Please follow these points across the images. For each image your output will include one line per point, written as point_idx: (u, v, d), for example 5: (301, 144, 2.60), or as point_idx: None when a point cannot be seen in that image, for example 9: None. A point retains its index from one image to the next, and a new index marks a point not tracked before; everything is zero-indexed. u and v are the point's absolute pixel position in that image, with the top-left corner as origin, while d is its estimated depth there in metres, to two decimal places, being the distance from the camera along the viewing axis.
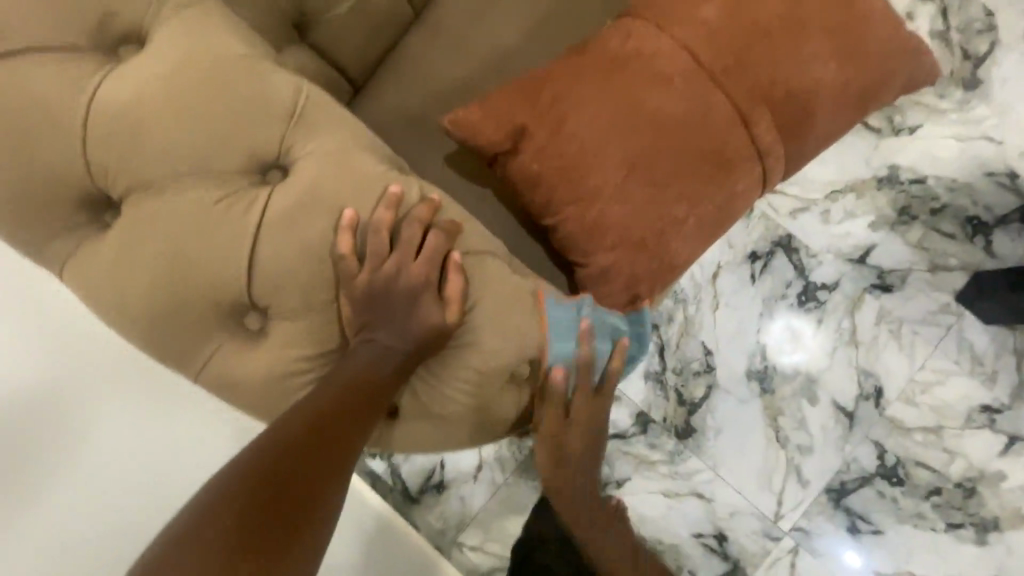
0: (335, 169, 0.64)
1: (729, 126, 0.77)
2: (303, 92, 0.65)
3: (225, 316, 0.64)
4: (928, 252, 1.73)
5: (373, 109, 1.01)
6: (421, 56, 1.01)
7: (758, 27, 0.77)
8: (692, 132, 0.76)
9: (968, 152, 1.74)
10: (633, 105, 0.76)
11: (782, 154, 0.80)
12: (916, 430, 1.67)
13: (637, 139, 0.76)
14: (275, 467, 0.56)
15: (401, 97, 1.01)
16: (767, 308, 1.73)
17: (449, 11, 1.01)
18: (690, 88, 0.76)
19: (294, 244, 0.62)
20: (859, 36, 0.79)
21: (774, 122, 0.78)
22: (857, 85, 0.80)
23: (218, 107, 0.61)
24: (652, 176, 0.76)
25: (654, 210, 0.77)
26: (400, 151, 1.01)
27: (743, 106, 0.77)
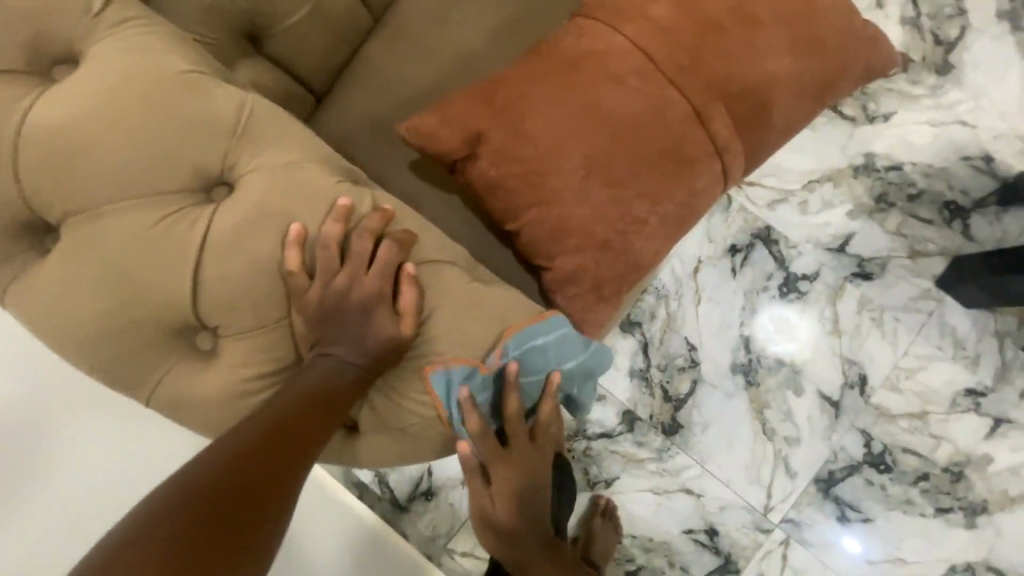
0: (282, 184, 0.63)
1: (686, 123, 0.76)
2: (247, 106, 0.65)
3: (174, 337, 0.63)
4: (906, 239, 1.74)
5: (335, 120, 1.01)
6: (381, 64, 1.00)
7: (712, 22, 0.76)
8: (649, 130, 0.75)
9: (942, 137, 1.75)
10: (588, 106, 0.75)
11: (742, 149, 0.79)
12: (902, 416, 1.67)
13: (594, 140, 0.75)
14: (223, 479, 0.57)
15: (362, 106, 1.00)
16: (749, 301, 1.73)
17: (408, 16, 1.00)
18: (645, 86, 0.75)
19: (240, 262, 0.61)
20: (815, 27, 0.79)
21: (732, 117, 0.77)
22: (814, 76, 0.80)
23: (156, 126, 0.60)
24: (610, 177, 0.76)
25: (614, 211, 0.77)
26: (364, 159, 1.00)
27: (700, 102, 0.76)
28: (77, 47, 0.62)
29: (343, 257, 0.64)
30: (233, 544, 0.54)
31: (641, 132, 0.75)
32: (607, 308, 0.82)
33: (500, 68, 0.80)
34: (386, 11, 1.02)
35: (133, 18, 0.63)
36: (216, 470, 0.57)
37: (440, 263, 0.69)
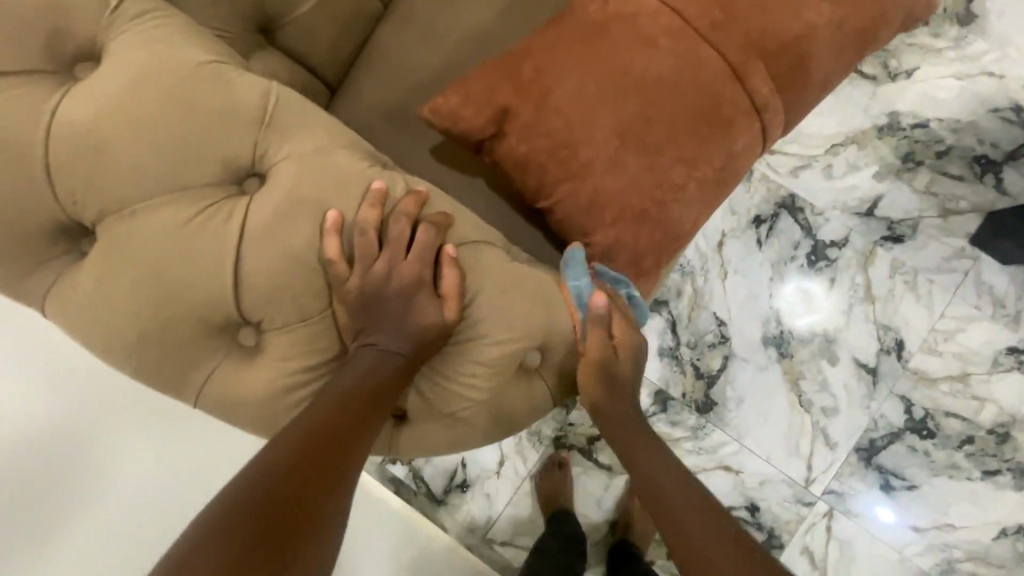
0: (314, 170, 0.61)
1: (722, 83, 0.73)
2: (272, 94, 0.63)
3: (217, 334, 0.62)
4: (937, 197, 1.68)
5: (353, 110, 0.99)
6: (395, 48, 0.97)
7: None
8: (683, 92, 0.72)
9: (969, 90, 1.69)
10: (617, 71, 0.72)
11: (781, 107, 0.76)
12: (942, 380, 1.63)
13: (626, 106, 0.72)
14: (270, 476, 0.55)
15: (379, 93, 0.98)
16: (777, 272, 1.69)
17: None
18: (677, 46, 0.72)
19: (278, 253, 0.59)
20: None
21: (768, 73, 0.74)
22: (852, 24, 0.76)
23: (183, 118, 0.58)
24: (646, 143, 0.73)
25: (652, 178, 0.74)
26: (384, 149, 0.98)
27: (734, 60, 0.73)
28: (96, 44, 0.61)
29: (382, 241, 0.63)
30: (282, 566, 0.52)
31: (675, 94, 0.72)
32: (648, 282, 0.80)
33: (523, 39, 0.77)
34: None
35: (151, 10, 0.62)
36: (258, 485, 0.54)
37: (476, 244, 0.67)
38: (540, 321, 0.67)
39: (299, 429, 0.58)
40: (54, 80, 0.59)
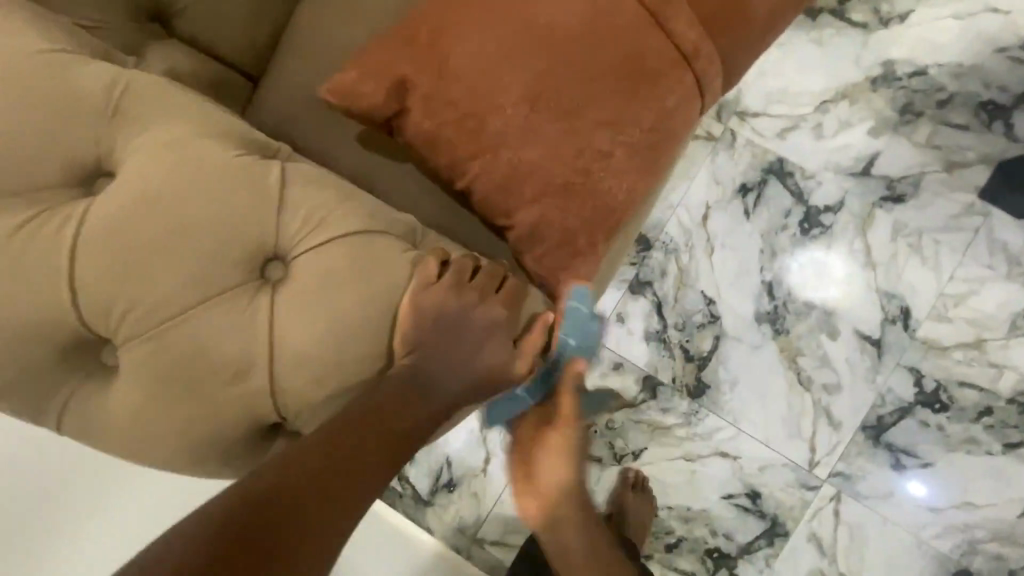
0: (164, 163, 0.55)
1: (641, 31, 0.65)
2: (122, 83, 0.57)
3: (72, 353, 0.56)
4: (940, 150, 1.55)
5: (270, 99, 0.91)
6: (311, 29, 0.88)
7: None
8: (597, 44, 0.65)
9: (971, 30, 1.55)
10: (521, 27, 0.65)
11: (715, 54, 0.67)
12: (955, 348, 1.51)
13: (535, 66, 0.65)
14: (244, 521, 0.51)
15: (296, 79, 0.89)
16: (768, 244, 1.58)
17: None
18: None
19: (117, 258, 0.53)
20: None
21: (695, 17, 0.66)
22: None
23: (17, 115, 0.54)
24: (561, 107, 0.65)
25: (572, 146, 0.66)
26: (307, 140, 0.90)
27: (654, 5, 0.65)
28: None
29: (249, 237, 0.56)
30: None
31: (589, 49, 0.65)
32: (586, 264, 0.71)
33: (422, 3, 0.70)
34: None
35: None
36: (228, 526, 0.51)
37: (373, 233, 0.59)
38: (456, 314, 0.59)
39: (286, 468, 0.54)
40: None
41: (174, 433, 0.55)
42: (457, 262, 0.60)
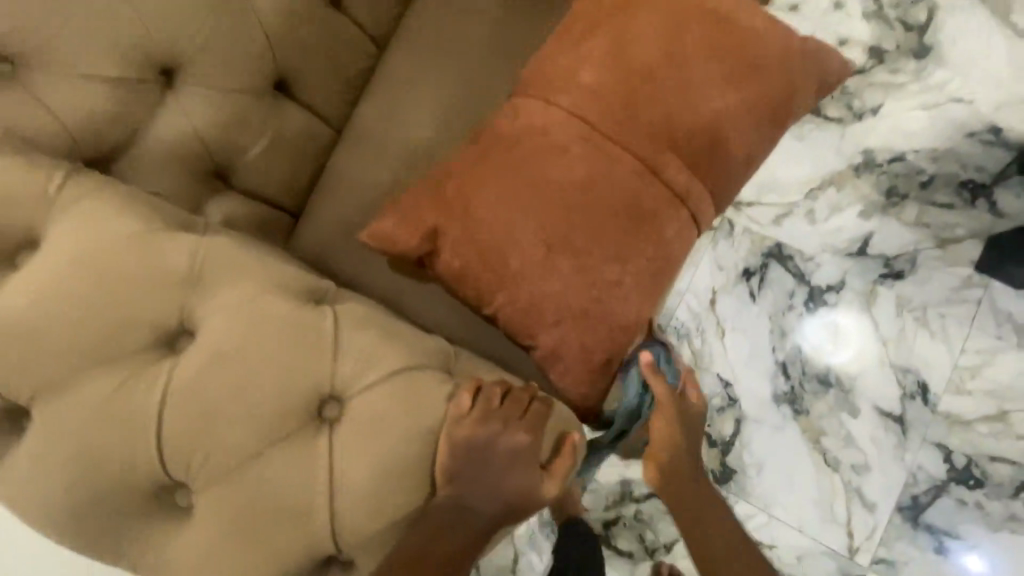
0: (241, 326, 0.63)
1: (638, 179, 0.75)
2: (198, 251, 0.66)
3: (152, 499, 0.62)
4: (930, 228, 1.64)
5: (312, 230, 1.06)
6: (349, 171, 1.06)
7: (642, 72, 0.76)
8: (601, 192, 0.75)
9: (940, 118, 1.69)
10: (535, 180, 0.75)
11: (705, 190, 0.77)
12: (979, 421, 1.51)
13: (548, 213, 0.74)
14: None
15: (336, 209, 1.05)
16: (777, 324, 1.63)
17: (368, 123, 1.08)
18: (589, 150, 0.75)
19: (201, 414, 0.60)
20: (751, 55, 0.77)
21: (684, 162, 0.76)
22: (763, 103, 0.78)
23: (111, 292, 0.61)
24: (573, 246, 0.74)
25: (585, 279, 0.74)
26: (348, 267, 1.01)
27: (647, 155, 0.75)
28: (30, 232, 0.63)
29: (313, 387, 0.63)
30: None
31: (593, 196, 0.75)
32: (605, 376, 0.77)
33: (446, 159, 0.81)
34: (348, 120, 1.10)
35: (91, 188, 0.67)
36: None
37: (416, 368, 0.66)
38: (486, 441, 0.64)
39: None
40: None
41: (244, 570, 0.60)
42: (487, 390, 0.66)
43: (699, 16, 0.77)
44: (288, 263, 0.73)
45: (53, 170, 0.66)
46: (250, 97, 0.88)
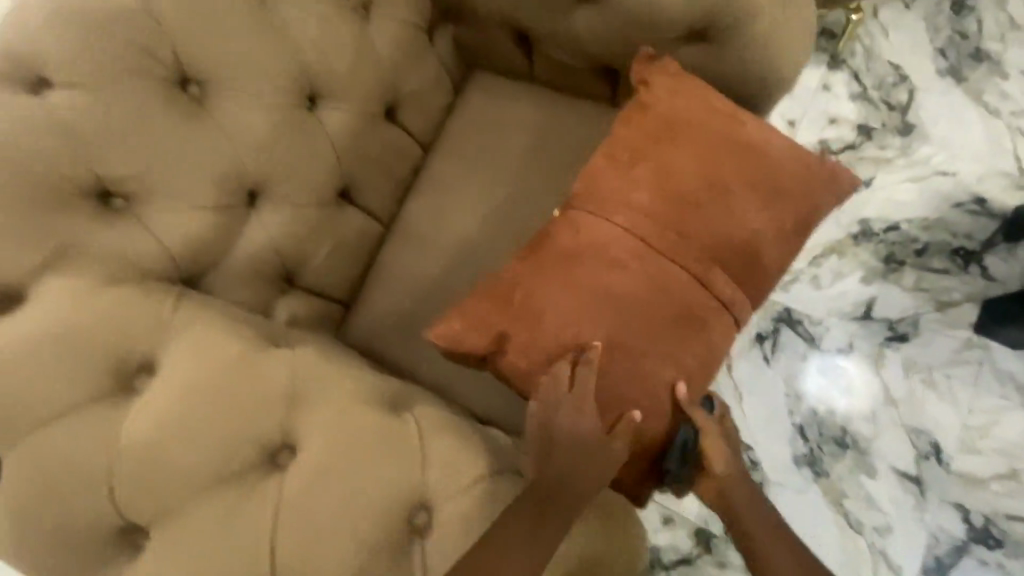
0: (341, 442, 0.70)
1: (685, 289, 0.84)
2: (296, 369, 0.73)
3: None
4: (929, 292, 1.74)
5: (365, 315, 1.14)
6: (398, 263, 1.15)
7: (681, 192, 0.85)
8: (653, 301, 0.83)
9: (927, 190, 1.82)
10: (591, 286, 0.83)
11: (744, 296, 0.86)
12: (992, 480, 1.58)
13: (607, 320, 0.82)
14: None
15: (387, 299, 1.14)
16: (792, 387, 1.70)
17: (415, 220, 1.17)
18: (641, 263, 0.84)
19: (309, 525, 0.66)
20: (780, 174, 0.87)
21: (725, 272, 0.85)
22: (792, 216, 0.87)
23: (224, 413, 0.68)
24: (632, 346, 0.81)
25: (644, 376, 0.81)
26: (399, 353, 1.11)
27: (693, 267, 0.84)
28: (150, 356, 0.70)
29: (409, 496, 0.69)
30: None
31: (645, 300, 0.83)
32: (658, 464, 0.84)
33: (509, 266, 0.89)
34: (394, 216, 1.19)
35: (201, 313, 0.74)
36: None
37: (494, 475, 0.73)
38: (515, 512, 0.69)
39: None
40: (110, 399, 0.67)
41: None
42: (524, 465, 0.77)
43: (731, 144, 0.87)
44: (368, 372, 0.79)
45: (166, 296, 0.74)
46: (317, 207, 0.98)
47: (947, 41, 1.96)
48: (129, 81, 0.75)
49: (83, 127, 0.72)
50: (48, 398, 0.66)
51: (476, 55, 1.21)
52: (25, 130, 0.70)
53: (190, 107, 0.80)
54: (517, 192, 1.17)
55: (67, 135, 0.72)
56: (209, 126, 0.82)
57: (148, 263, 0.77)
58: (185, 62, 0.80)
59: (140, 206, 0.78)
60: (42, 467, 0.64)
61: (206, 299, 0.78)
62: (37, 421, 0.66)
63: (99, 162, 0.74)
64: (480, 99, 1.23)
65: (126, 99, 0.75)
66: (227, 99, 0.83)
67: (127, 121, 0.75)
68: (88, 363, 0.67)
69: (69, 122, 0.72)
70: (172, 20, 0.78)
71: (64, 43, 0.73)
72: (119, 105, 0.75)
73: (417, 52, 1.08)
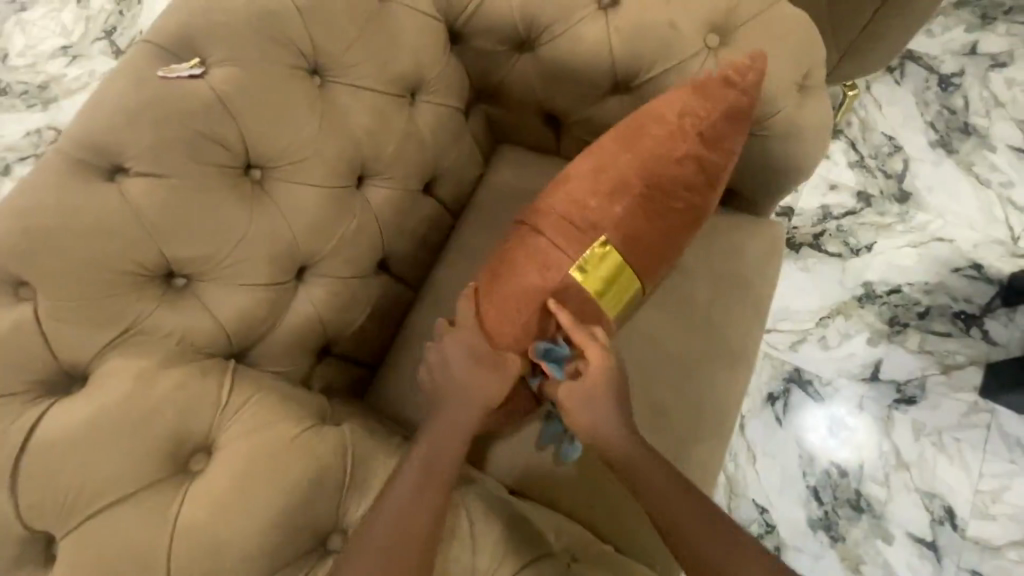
0: (396, 522, 0.69)
1: (553, 242, 0.88)
2: (348, 453, 0.75)
3: None
4: (933, 355, 1.78)
5: (394, 379, 1.15)
6: (428, 327, 1.18)
7: (554, 175, 0.94)
8: (523, 264, 0.88)
9: (927, 255, 1.90)
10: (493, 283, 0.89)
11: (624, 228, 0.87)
12: (1008, 546, 1.59)
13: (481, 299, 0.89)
14: None
15: (417, 364, 1.16)
16: (805, 448, 1.72)
17: (445, 286, 1.21)
18: (512, 240, 0.91)
19: None
20: (638, 118, 0.91)
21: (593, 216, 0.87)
22: (657, 139, 0.88)
23: (280, 495, 0.68)
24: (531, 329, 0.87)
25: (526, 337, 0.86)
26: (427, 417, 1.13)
27: (562, 224, 0.88)
28: (209, 437, 0.72)
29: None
30: None
31: (524, 261, 0.88)
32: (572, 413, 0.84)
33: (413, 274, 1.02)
34: (424, 282, 1.22)
35: (257, 393, 0.76)
36: None
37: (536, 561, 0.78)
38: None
39: None
40: (166, 484, 0.68)
41: None
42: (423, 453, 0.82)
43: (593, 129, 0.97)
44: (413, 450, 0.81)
45: (223, 376, 0.76)
46: (358, 279, 1.01)
47: (936, 115, 2.09)
48: (199, 170, 0.79)
49: (154, 213, 0.76)
50: (107, 485, 0.66)
51: (506, 129, 1.27)
52: (103, 216, 0.74)
53: (252, 190, 0.85)
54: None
55: (139, 220, 0.75)
56: (267, 208, 0.85)
57: (205, 340, 0.80)
58: (251, 150, 0.84)
59: (199, 284, 0.80)
60: (94, 558, 0.64)
61: (260, 376, 0.81)
62: (91, 509, 0.65)
63: (165, 244, 0.77)
64: (508, 171, 1.29)
65: (194, 186, 0.79)
66: (285, 181, 0.87)
67: (193, 206, 0.78)
68: (146, 449, 0.68)
69: (142, 208, 0.75)
70: (241, 111, 0.82)
71: (139, 134, 0.76)
72: (187, 191, 0.78)
73: (454, 130, 1.14)
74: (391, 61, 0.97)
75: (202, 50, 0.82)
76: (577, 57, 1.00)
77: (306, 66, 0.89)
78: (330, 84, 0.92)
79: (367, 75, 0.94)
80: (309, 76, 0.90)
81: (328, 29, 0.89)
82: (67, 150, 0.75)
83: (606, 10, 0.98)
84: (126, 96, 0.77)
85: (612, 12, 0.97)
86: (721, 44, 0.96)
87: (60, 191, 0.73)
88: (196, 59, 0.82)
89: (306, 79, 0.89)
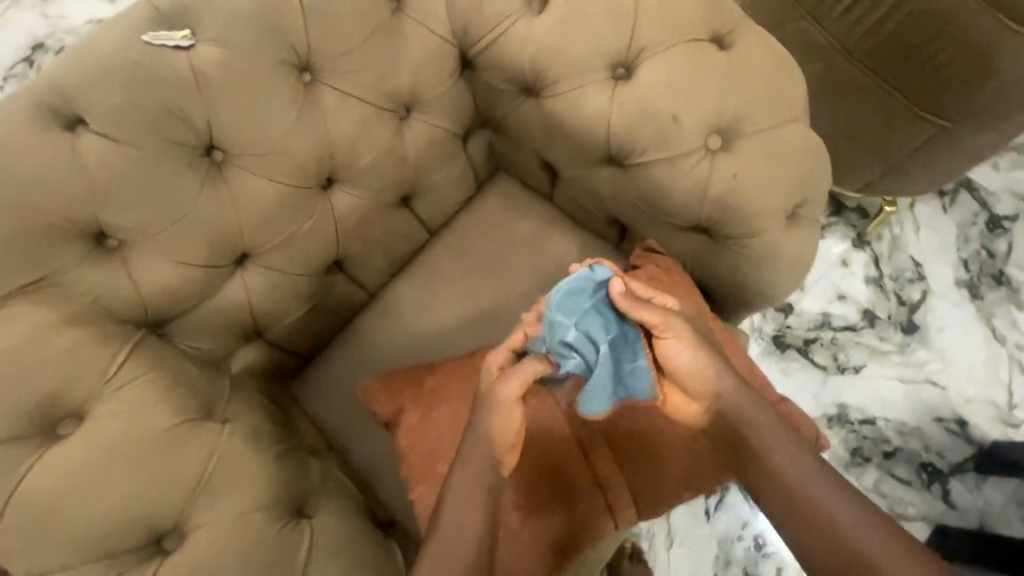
0: (226, 542, 0.72)
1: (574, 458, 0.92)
2: (214, 456, 0.76)
3: None
4: (886, 499, 1.73)
5: (323, 376, 1.16)
6: (371, 336, 1.18)
7: None
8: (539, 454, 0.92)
9: (913, 395, 1.82)
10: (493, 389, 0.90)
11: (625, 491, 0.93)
12: None
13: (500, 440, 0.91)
14: None
15: (348, 369, 1.16)
16: (724, 552, 1.63)
17: (399, 301, 1.20)
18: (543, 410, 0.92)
19: None
20: None
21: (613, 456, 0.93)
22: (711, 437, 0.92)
23: (128, 485, 0.70)
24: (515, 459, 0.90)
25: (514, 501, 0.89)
26: (340, 424, 1.13)
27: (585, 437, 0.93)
28: (85, 407, 0.73)
29: None
30: None
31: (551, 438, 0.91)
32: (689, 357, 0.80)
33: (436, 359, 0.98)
34: (382, 288, 1.21)
35: (147, 373, 0.77)
36: None
37: None
38: None
39: None
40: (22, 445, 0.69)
41: None
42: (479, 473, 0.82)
43: None
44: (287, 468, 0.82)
45: (122, 349, 0.77)
46: (304, 277, 1.01)
47: (972, 255, 1.98)
48: (157, 142, 0.79)
49: (102, 175, 0.77)
50: None
51: (504, 160, 1.25)
52: (49, 168, 0.75)
53: (210, 173, 0.85)
54: (499, 303, 1.21)
55: (84, 179, 0.76)
56: (219, 194, 0.86)
57: (122, 307, 0.82)
58: (216, 133, 0.84)
59: (131, 252, 0.81)
60: None
61: (164, 353, 0.82)
62: None
63: (106, 208, 0.78)
64: (496, 203, 1.27)
65: (148, 157, 0.79)
66: (245, 171, 0.87)
67: (143, 177, 0.79)
68: (16, 405, 0.69)
69: (89, 168, 0.76)
70: (216, 94, 0.82)
71: (107, 95, 0.76)
72: (141, 162, 0.79)
73: (445, 152, 1.12)
74: (388, 76, 0.95)
75: (193, 22, 0.81)
76: (576, 120, 0.97)
77: (297, 63, 0.88)
78: (319, 84, 0.91)
79: (359, 83, 0.93)
80: (298, 72, 0.89)
81: (327, 31, 0.88)
82: (34, 90, 0.76)
83: (617, 83, 0.94)
84: (104, 54, 0.77)
85: (622, 86, 0.93)
86: (722, 148, 0.91)
87: (14, 131, 0.74)
88: (188, 29, 0.80)
89: (293, 75, 0.88)
